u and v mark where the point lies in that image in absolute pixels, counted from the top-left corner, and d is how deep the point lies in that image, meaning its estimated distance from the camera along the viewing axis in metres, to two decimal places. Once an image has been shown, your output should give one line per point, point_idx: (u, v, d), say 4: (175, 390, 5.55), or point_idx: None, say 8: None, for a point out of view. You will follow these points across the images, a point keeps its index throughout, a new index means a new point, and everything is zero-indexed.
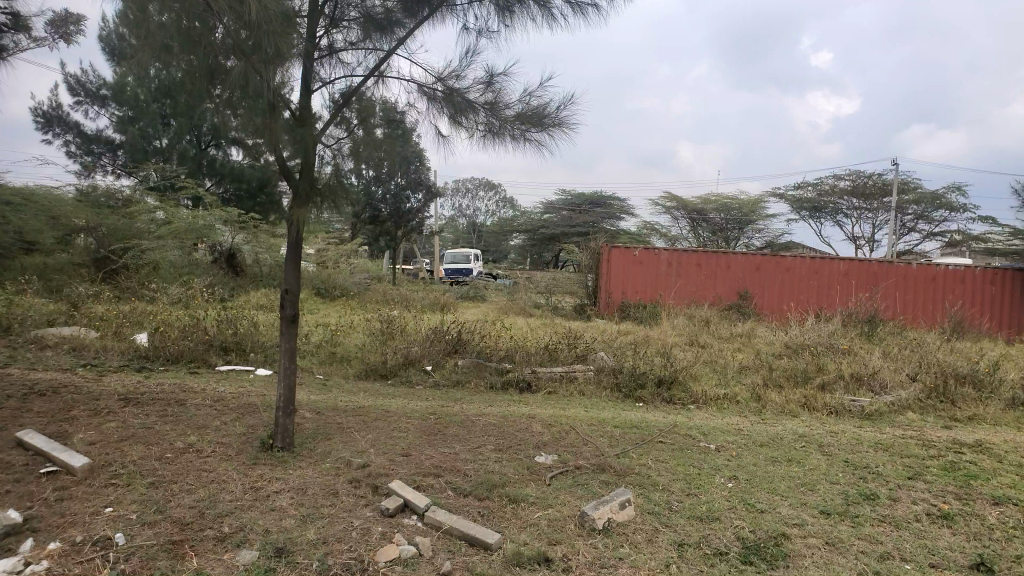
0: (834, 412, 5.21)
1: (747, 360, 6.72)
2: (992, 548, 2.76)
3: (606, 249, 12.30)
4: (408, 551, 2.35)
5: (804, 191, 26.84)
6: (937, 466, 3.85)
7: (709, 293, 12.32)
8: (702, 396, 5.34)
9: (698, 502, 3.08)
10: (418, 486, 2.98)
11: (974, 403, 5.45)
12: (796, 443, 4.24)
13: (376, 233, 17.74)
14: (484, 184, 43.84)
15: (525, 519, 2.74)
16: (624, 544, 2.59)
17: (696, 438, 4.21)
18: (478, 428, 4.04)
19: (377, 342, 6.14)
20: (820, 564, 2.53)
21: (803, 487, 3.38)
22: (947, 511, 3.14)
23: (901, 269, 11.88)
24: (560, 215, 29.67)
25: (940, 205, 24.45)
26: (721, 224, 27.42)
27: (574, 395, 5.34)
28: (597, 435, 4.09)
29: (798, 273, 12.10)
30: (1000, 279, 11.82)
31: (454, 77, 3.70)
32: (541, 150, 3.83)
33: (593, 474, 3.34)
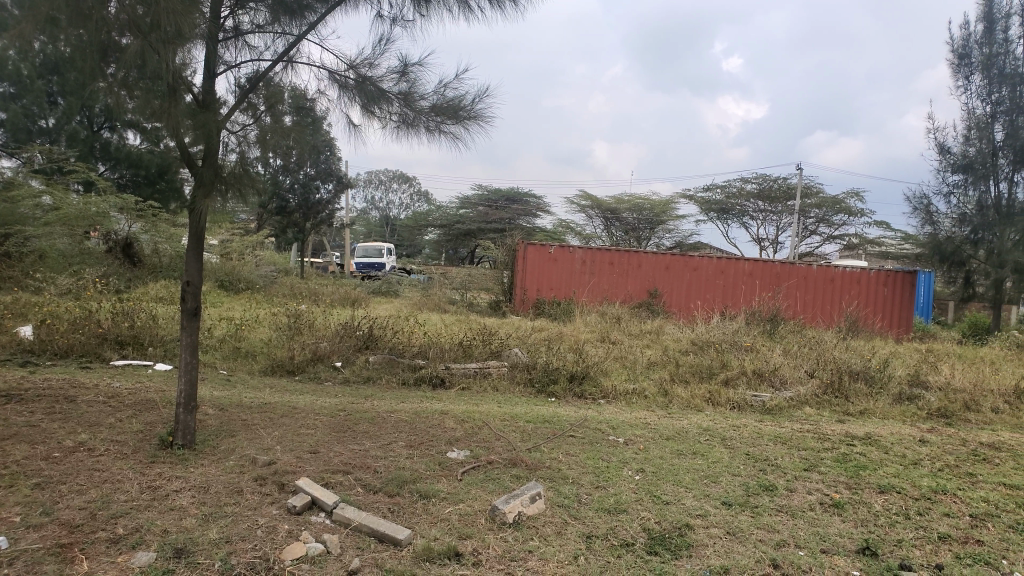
0: (737, 407, 5.39)
1: (655, 356, 6.88)
2: (877, 534, 2.92)
3: (521, 246, 12.35)
4: (316, 549, 2.31)
5: (714, 193, 27.50)
6: (831, 458, 4.04)
7: (621, 291, 12.54)
8: (613, 391, 5.46)
9: (606, 494, 3.13)
10: (327, 484, 2.92)
11: (865, 398, 5.75)
12: (700, 437, 4.37)
13: (285, 225, 17.30)
14: (398, 177, 43.37)
15: (436, 514, 2.73)
16: (534, 537, 2.62)
17: (606, 432, 4.29)
18: (389, 424, 4.00)
19: (284, 337, 5.99)
20: (721, 553, 2.62)
21: (706, 479, 3.49)
22: (839, 499, 3.30)
23: (802, 270, 12.44)
24: (476, 211, 29.66)
25: (840, 210, 25.65)
26: (634, 223, 27.99)
27: (487, 391, 5.35)
28: (509, 430, 4.11)
29: (705, 272, 12.49)
30: (893, 282, 12.54)
31: (367, 65, 3.65)
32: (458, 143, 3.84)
33: (505, 469, 3.36)
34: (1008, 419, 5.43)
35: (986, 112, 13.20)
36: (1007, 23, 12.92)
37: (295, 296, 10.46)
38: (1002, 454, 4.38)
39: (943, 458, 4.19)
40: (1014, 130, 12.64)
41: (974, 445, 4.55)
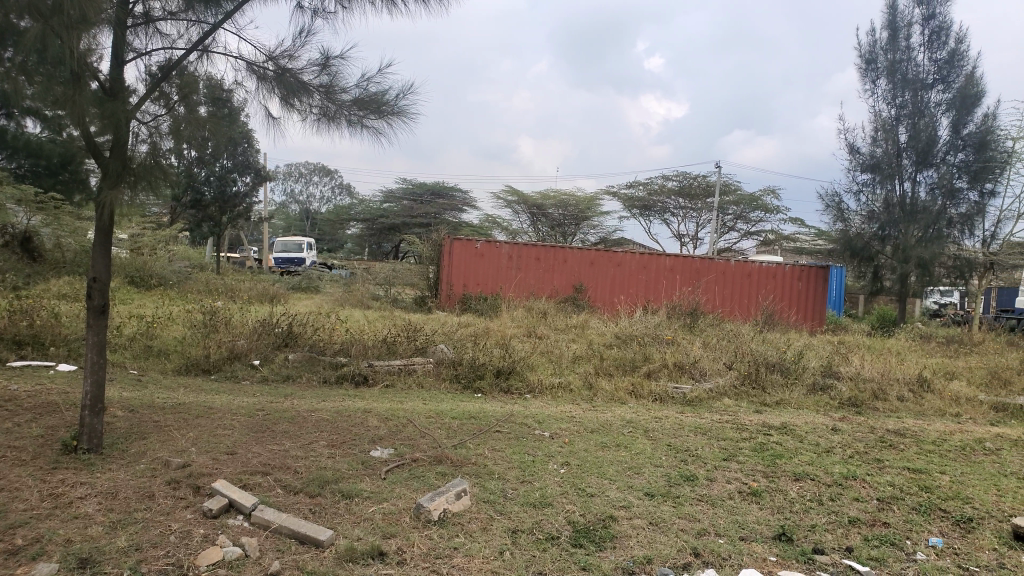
0: (659, 399, 5.51)
1: (580, 350, 6.96)
2: (792, 520, 3.02)
3: (446, 241, 12.23)
4: (233, 553, 2.24)
5: (636, 190, 27.89)
6: (749, 448, 4.16)
7: (547, 286, 12.61)
8: (538, 385, 5.50)
9: (531, 489, 3.15)
10: (245, 486, 2.84)
11: (781, 389, 5.95)
12: (624, 429, 4.45)
13: (200, 219, 16.76)
14: (319, 169, 42.56)
15: (360, 514, 2.69)
16: (459, 534, 2.61)
17: (531, 427, 4.31)
18: (311, 424, 3.92)
19: (199, 335, 5.79)
20: (644, 544, 2.66)
21: (630, 470, 3.55)
22: (756, 488, 3.39)
23: (721, 265, 12.79)
24: (401, 206, 29.38)
25: (756, 207, 26.54)
26: (559, 219, 28.24)
27: (412, 388, 5.31)
28: (434, 427, 4.08)
29: (628, 268, 12.71)
30: (806, 276, 13.02)
31: (286, 57, 3.58)
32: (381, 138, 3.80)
33: (430, 466, 3.33)
34: (912, 407, 5.72)
35: (891, 115, 13.82)
36: (909, 32, 13.57)
37: (211, 293, 10.14)
38: (906, 440, 4.60)
39: (853, 445, 4.36)
40: (916, 132, 13.28)
41: (881, 433, 4.76)
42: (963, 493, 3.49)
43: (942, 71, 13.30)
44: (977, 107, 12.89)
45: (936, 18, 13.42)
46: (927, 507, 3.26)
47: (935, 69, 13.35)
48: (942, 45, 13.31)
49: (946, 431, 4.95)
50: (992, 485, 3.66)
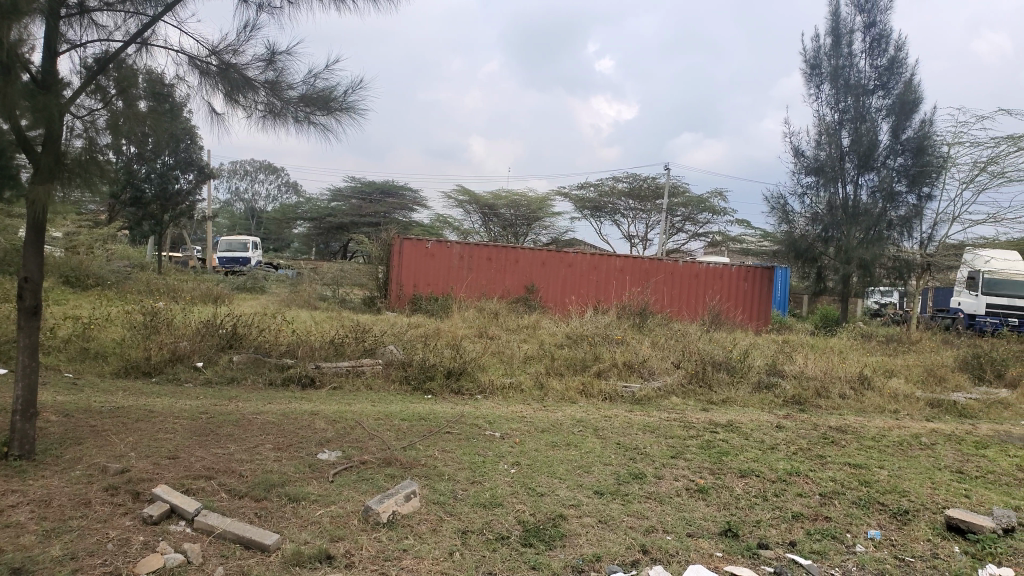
0: (608, 398, 5.55)
1: (531, 350, 6.96)
2: (738, 516, 3.07)
3: (396, 241, 12.12)
4: (175, 560, 2.18)
5: (587, 190, 28.06)
6: (696, 445, 4.23)
7: (498, 286, 12.60)
8: (489, 386, 5.50)
9: (482, 489, 3.14)
10: (188, 491, 2.78)
11: (727, 387, 6.06)
12: (575, 428, 4.47)
13: (140, 217, 16.33)
14: (265, 167, 41.84)
15: (307, 517, 2.65)
16: (408, 536, 2.59)
17: (481, 427, 4.30)
18: (256, 426, 3.85)
19: (139, 336, 5.63)
20: (593, 542, 2.67)
21: (580, 469, 3.57)
22: (703, 485, 3.44)
23: (669, 266, 12.97)
24: (350, 205, 29.08)
25: (704, 209, 27.02)
26: (511, 219, 28.27)
27: (361, 390, 5.26)
28: (383, 429, 4.05)
29: (579, 268, 12.79)
30: (752, 277, 13.30)
31: (230, 51, 3.51)
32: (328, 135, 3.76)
33: (379, 468, 3.30)
34: (854, 404, 5.87)
35: (834, 119, 14.17)
36: (851, 39, 13.94)
37: (152, 293, 9.90)
38: (847, 436, 4.72)
39: (796, 442, 4.45)
40: (858, 137, 13.66)
41: (823, 429, 4.87)
42: (901, 486, 3.60)
43: (882, 78, 13.70)
44: (915, 112, 13.31)
45: (877, 25, 13.80)
46: (866, 501, 3.35)
47: (876, 75, 13.74)
48: (882, 52, 13.71)
49: (885, 427, 5.09)
50: (927, 479, 3.78)
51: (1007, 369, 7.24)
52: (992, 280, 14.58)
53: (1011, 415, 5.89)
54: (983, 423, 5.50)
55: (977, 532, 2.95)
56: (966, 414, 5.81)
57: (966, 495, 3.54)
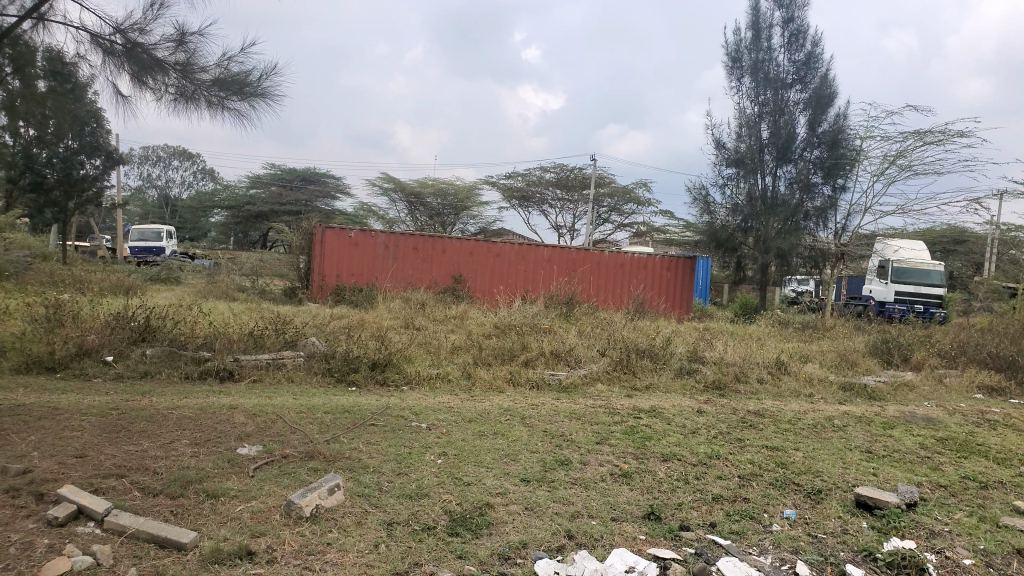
0: (535, 386, 5.59)
1: (458, 341, 6.94)
2: (660, 499, 3.13)
3: (319, 230, 11.88)
4: (82, 562, 2.10)
5: (514, 180, 27.97)
6: (620, 431, 4.30)
7: (425, 276, 12.52)
8: (416, 376, 5.47)
9: (407, 480, 3.12)
10: (97, 490, 2.66)
11: (650, 374, 6.18)
12: (501, 417, 4.48)
13: (42, 205, 15.51)
14: (180, 153, 40.39)
15: (226, 513, 2.58)
16: (333, 529, 2.55)
17: (408, 419, 4.27)
18: (171, 422, 3.73)
19: (41, 330, 5.36)
20: (519, 529, 2.69)
21: (506, 457, 3.58)
22: (627, 469, 3.50)
23: (596, 256, 13.17)
24: (270, 192, 28.37)
25: (629, 200, 27.49)
26: (437, 208, 28.10)
27: (282, 382, 5.14)
28: (305, 422, 3.97)
29: (507, 258, 12.85)
30: (675, 267, 13.66)
31: (137, 30, 3.47)
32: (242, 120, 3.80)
33: (301, 462, 3.23)
34: (771, 388, 6.08)
35: (753, 112, 14.57)
36: (770, 33, 14.33)
37: (56, 284, 9.44)
38: (765, 420, 4.88)
39: (716, 426, 4.58)
40: (776, 129, 14.10)
41: (743, 414, 5.02)
42: (814, 467, 3.75)
43: (800, 72, 14.18)
44: (830, 106, 13.84)
45: (795, 21, 14.24)
46: (782, 481, 3.47)
47: (793, 69, 14.21)
48: (799, 48, 14.15)
49: (801, 410, 5.29)
50: (839, 459, 3.94)
51: (913, 354, 7.62)
52: (900, 269, 15.31)
53: (916, 397, 6.20)
54: (890, 405, 5.77)
55: (883, 507, 3.10)
56: (875, 397, 6.08)
57: (874, 473, 3.71)
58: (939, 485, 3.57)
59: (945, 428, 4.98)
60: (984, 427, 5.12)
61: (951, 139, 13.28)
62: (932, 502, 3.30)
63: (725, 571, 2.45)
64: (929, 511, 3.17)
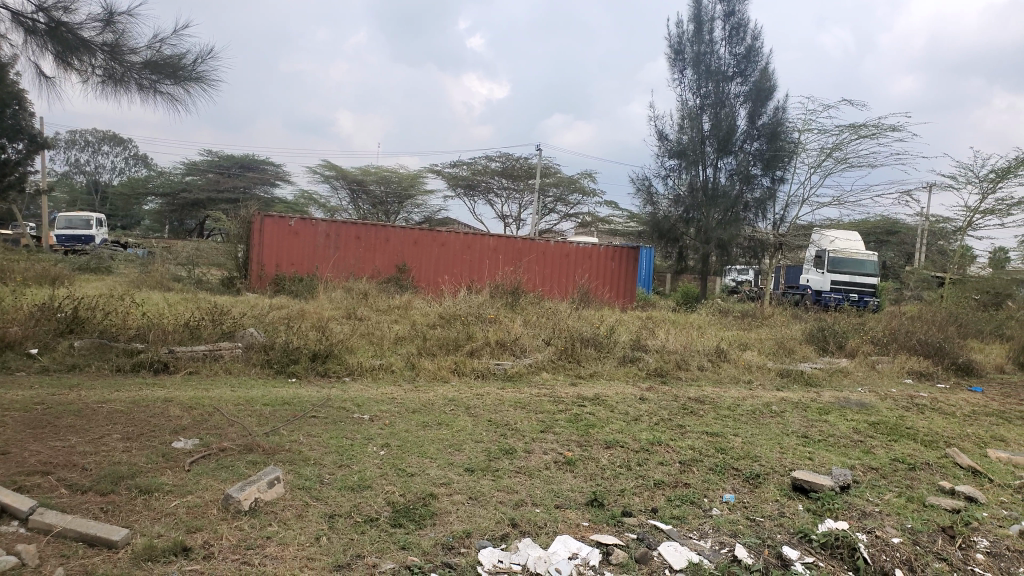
0: (480, 375, 5.60)
1: (402, 331, 6.88)
2: (603, 486, 3.17)
3: (257, 219, 11.64)
4: (6, 563, 2.02)
5: (460, 169, 27.69)
6: (564, 419, 4.33)
7: (368, 266, 12.37)
8: (357, 367, 5.41)
9: (349, 472, 3.08)
10: (20, 489, 2.57)
11: (595, 362, 6.24)
12: (445, 407, 4.46)
13: None
14: (110, 137, 39.04)
15: (160, 509, 2.51)
16: (272, 523, 2.51)
17: (350, 411, 4.21)
18: (101, 416, 3.62)
19: None
20: (463, 519, 2.69)
21: (450, 448, 3.57)
22: (571, 457, 3.53)
23: (541, 246, 13.26)
24: (206, 179, 27.64)
25: (574, 190, 27.66)
26: (381, 196, 27.81)
27: (219, 374, 5.02)
28: (243, 415, 3.89)
29: (452, 248, 12.82)
30: (619, 257, 13.87)
31: (62, 9, 3.38)
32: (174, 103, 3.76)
33: (239, 455, 3.17)
34: (711, 375, 6.21)
35: (695, 104, 14.75)
36: (712, 26, 14.52)
37: None
38: (705, 406, 4.97)
39: (658, 413, 4.65)
40: (717, 121, 14.35)
41: (683, 400, 5.11)
42: (753, 452, 3.83)
43: (740, 65, 14.44)
44: (769, 99, 14.17)
45: (736, 14, 14.46)
46: (721, 466, 3.54)
47: (734, 62, 14.46)
48: (740, 41, 14.41)
49: (740, 396, 5.40)
50: (776, 444, 4.05)
51: (847, 341, 7.86)
52: (835, 259, 15.69)
53: (850, 382, 6.41)
54: (825, 391, 5.95)
55: (818, 490, 3.19)
56: (812, 382, 6.26)
57: (810, 457, 3.81)
58: (870, 468, 3.69)
59: (877, 412, 5.16)
60: (913, 411, 5.32)
61: (884, 133, 13.71)
62: (864, 484, 3.41)
63: (666, 555, 2.50)
64: (860, 493, 3.28)
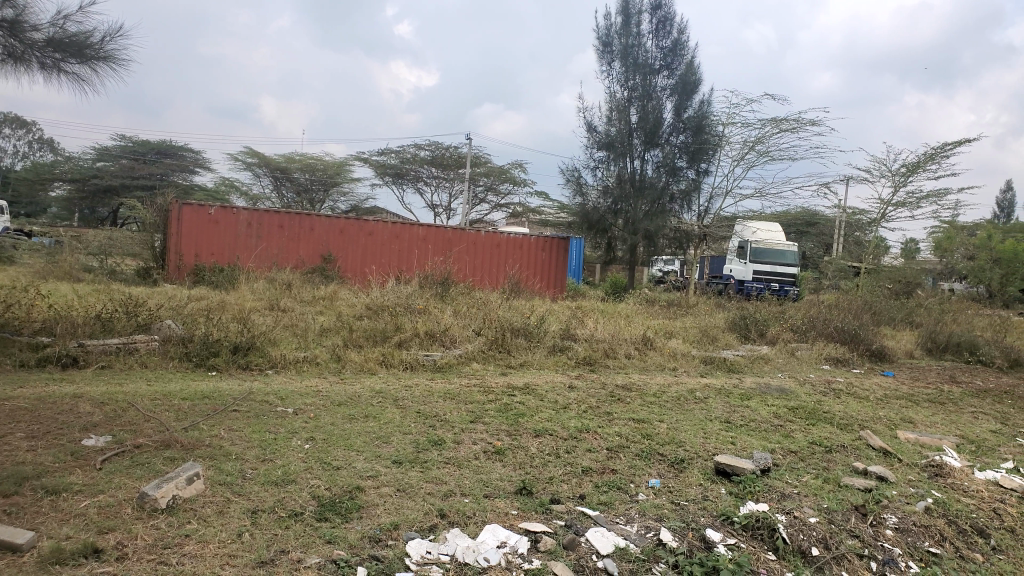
0: (409, 367, 5.56)
1: (328, 322, 6.77)
2: (531, 474, 3.19)
3: (175, 207, 11.26)
4: None
5: (388, 157, 27.33)
6: (494, 409, 4.34)
7: (292, 256, 12.11)
8: (281, 360, 5.30)
9: (273, 467, 3.01)
10: None
11: (524, 352, 6.27)
12: (373, 400, 4.41)
13: None
14: (13, 120, 37.08)
15: (68, 510, 2.40)
16: (191, 520, 2.44)
17: (273, 404, 4.12)
18: (4, 415, 3.44)
19: None
20: (391, 511, 2.66)
21: (378, 440, 3.53)
22: (500, 447, 3.53)
23: (471, 236, 13.25)
24: (120, 165, 26.56)
25: (505, 180, 27.72)
26: (306, 184, 27.28)
27: (133, 369, 4.84)
28: (160, 410, 3.76)
29: (380, 238, 12.68)
30: (549, 247, 14.00)
31: None
32: (79, 81, 3.70)
33: (156, 452, 3.07)
34: (637, 363, 6.32)
35: (623, 96, 14.90)
36: (640, 19, 14.68)
37: None
38: (631, 393, 5.06)
39: (587, 401, 4.71)
40: (644, 114, 14.53)
41: (611, 388, 5.18)
42: (677, 438, 3.91)
43: (666, 59, 14.69)
44: (694, 93, 14.47)
45: (662, 8, 14.69)
46: (647, 452, 3.60)
47: (660, 56, 14.69)
48: (666, 35, 14.66)
49: (666, 383, 5.53)
50: (700, 429, 4.14)
51: (768, 329, 8.11)
52: (757, 249, 16.20)
53: (770, 369, 6.62)
54: (747, 377, 6.13)
55: (740, 474, 3.28)
56: (734, 369, 6.44)
57: (732, 441, 3.92)
58: (789, 451, 3.82)
59: (796, 397, 5.35)
60: (830, 395, 5.52)
61: (803, 127, 14.17)
62: (783, 467, 3.53)
63: (593, 541, 2.53)
64: (780, 475, 3.39)
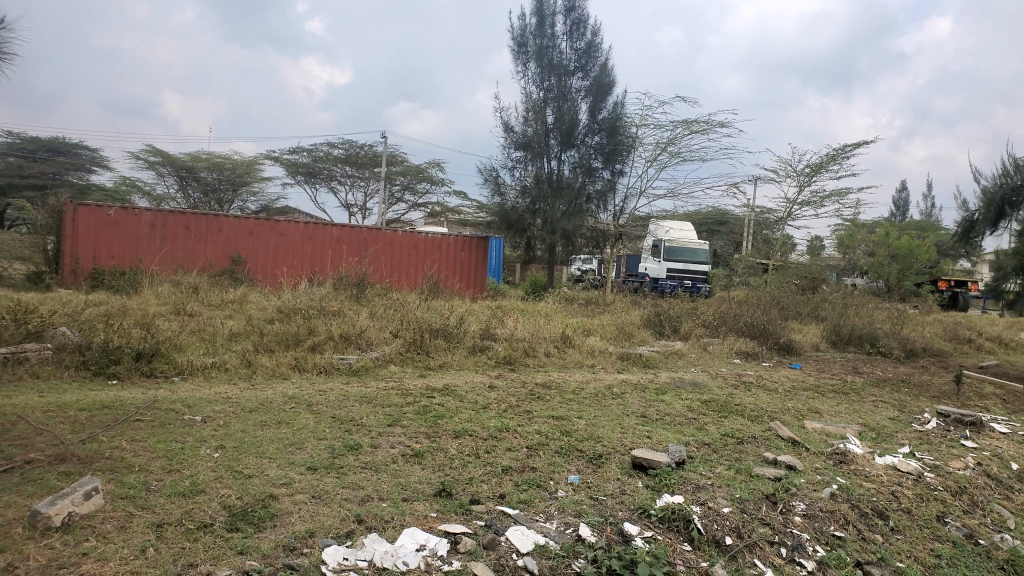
0: (323, 371, 5.43)
1: (237, 326, 6.56)
2: (451, 475, 3.16)
3: (70, 208, 10.74)
4: None
5: (300, 156, 26.53)
6: (412, 411, 4.27)
7: (199, 258, 11.69)
8: (188, 366, 5.10)
9: (180, 478, 2.89)
10: None
11: (443, 352, 6.22)
12: (286, 405, 4.29)
13: None
14: None
15: None
16: (89, 537, 2.31)
17: (179, 412, 3.96)
18: None
19: None
20: (307, 518, 2.59)
21: (291, 446, 3.43)
22: (418, 449, 3.49)
23: (388, 236, 13.09)
24: (6, 164, 25.02)
25: (421, 179, 27.53)
26: (213, 183, 26.39)
27: (24, 379, 4.56)
28: (55, 422, 3.56)
29: (293, 238, 12.38)
30: (467, 247, 13.97)
31: None
32: None
33: (49, 467, 2.89)
34: (556, 361, 6.37)
35: (539, 97, 15.00)
36: (554, 21, 14.81)
37: None
38: (550, 391, 5.08)
39: (506, 400, 4.71)
40: (560, 114, 14.65)
41: (530, 387, 5.19)
42: (595, 434, 3.94)
43: (581, 60, 14.88)
44: (608, 94, 14.71)
45: (576, 9, 14.87)
46: (566, 449, 3.62)
47: (575, 57, 14.87)
48: (580, 36, 14.85)
49: (584, 381, 5.58)
50: (617, 425, 4.19)
51: (681, 325, 8.30)
52: (670, 247, 16.58)
53: (684, 364, 6.77)
54: (662, 372, 6.25)
55: (656, 467, 3.33)
56: (649, 365, 6.56)
57: (648, 436, 3.98)
58: (703, 444, 3.90)
59: (709, 391, 5.49)
60: (741, 388, 5.68)
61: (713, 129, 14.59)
62: (697, 459, 3.60)
63: (513, 540, 2.52)
64: (694, 468, 3.45)
